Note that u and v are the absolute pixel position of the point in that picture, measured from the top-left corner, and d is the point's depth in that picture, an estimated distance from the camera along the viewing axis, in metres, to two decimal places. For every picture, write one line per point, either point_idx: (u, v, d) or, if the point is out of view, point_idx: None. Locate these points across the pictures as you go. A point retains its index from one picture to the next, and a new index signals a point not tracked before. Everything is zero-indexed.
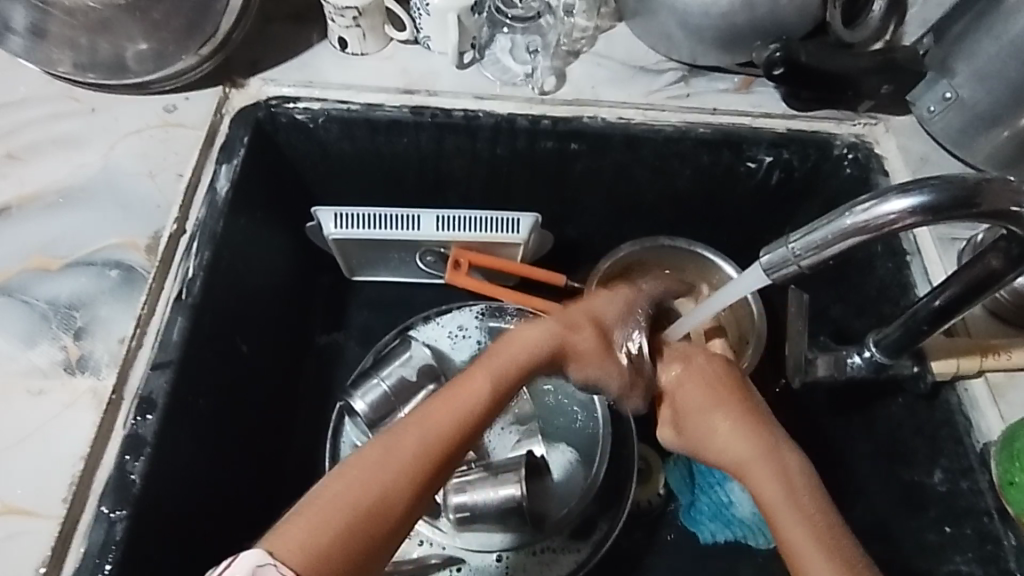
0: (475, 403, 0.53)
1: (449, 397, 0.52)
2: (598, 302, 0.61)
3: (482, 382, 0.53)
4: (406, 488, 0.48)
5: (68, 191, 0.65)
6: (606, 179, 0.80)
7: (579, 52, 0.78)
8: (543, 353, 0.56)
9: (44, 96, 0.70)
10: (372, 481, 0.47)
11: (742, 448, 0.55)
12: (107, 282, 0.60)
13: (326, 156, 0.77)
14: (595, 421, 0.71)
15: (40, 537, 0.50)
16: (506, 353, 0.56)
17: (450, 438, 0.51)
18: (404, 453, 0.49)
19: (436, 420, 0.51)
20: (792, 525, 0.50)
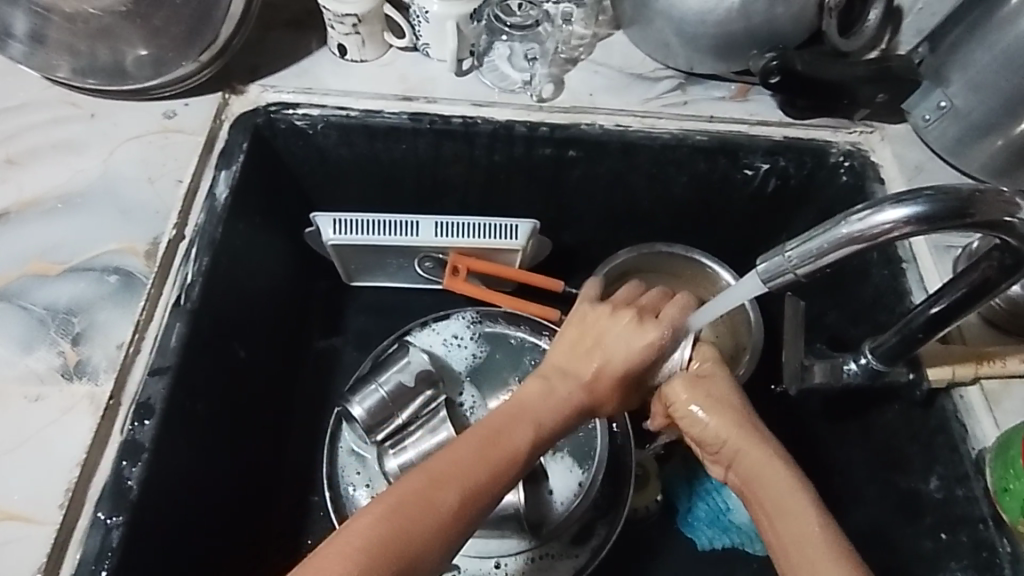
0: (510, 455, 0.52)
1: (483, 443, 0.52)
2: (623, 342, 0.58)
3: (513, 434, 0.54)
4: (441, 539, 0.48)
5: (67, 197, 0.65)
6: (604, 186, 0.81)
7: (577, 59, 0.78)
8: (565, 405, 0.57)
9: (43, 101, 0.70)
10: (405, 528, 0.47)
11: (757, 456, 0.54)
12: (106, 288, 0.60)
13: (325, 162, 0.77)
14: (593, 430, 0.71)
15: (36, 543, 0.49)
16: (532, 404, 0.56)
17: (484, 489, 0.50)
18: (441, 501, 0.48)
19: (473, 469, 0.50)
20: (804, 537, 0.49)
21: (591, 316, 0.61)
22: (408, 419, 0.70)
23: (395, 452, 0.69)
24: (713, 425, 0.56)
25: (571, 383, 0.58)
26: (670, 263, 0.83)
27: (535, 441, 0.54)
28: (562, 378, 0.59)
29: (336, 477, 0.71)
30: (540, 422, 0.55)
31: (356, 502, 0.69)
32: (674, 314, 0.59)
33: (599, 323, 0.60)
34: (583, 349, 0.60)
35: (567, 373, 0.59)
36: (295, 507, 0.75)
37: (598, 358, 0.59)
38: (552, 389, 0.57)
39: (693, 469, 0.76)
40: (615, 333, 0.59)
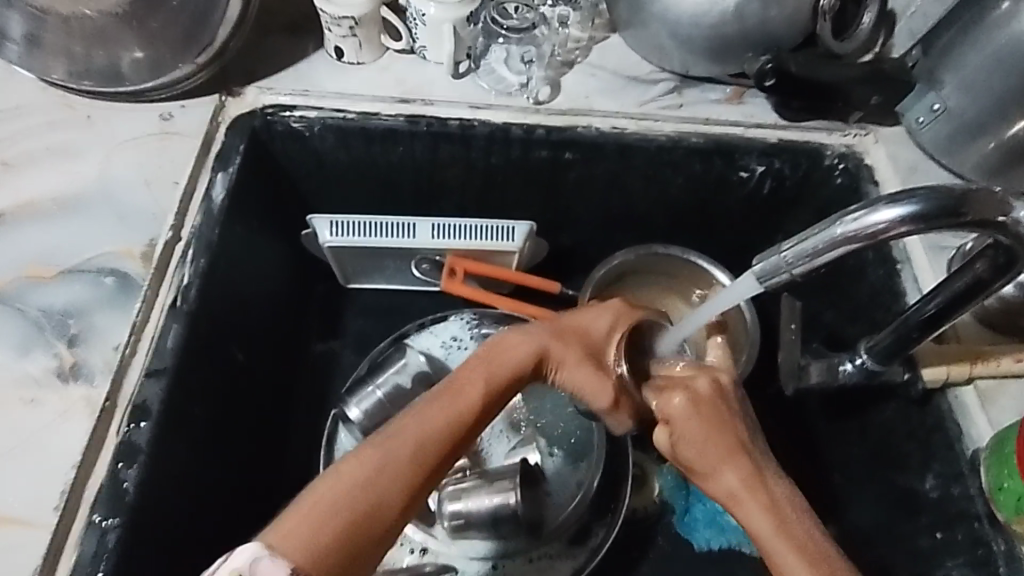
0: (470, 407, 0.52)
1: (444, 396, 0.52)
2: (597, 317, 0.58)
3: (475, 385, 0.53)
4: (407, 484, 0.48)
5: (63, 200, 0.65)
6: (600, 188, 0.81)
7: (573, 62, 0.79)
8: (533, 360, 0.56)
9: (39, 104, 0.70)
10: (368, 477, 0.47)
11: (732, 485, 0.53)
12: (103, 290, 0.60)
13: (322, 164, 0.77)
14: (592, 430, 0.71)
15: (33, 546, 0.49)
16: (496, 357, 0.55)
17: (446, 438, 0.50)
18: (404, 452, 0.49)
19: (433, 421, 0.51)
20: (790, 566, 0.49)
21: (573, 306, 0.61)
22: None
23: None
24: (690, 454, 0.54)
25: (543, 338, 0.56)
26: (667, 265, 0.83)
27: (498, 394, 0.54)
28: (537, 333, 0.57)
29: None
30: (504, 373, 0.54)
31: None
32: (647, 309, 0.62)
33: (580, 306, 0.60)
34: (560, 320, 0.58)
35: (539, 329, 0.57)
36: None
37: (575, 325, 0.58)
38: (521, 339, 0.56)
39: None
40: (594, 312, 0.59)
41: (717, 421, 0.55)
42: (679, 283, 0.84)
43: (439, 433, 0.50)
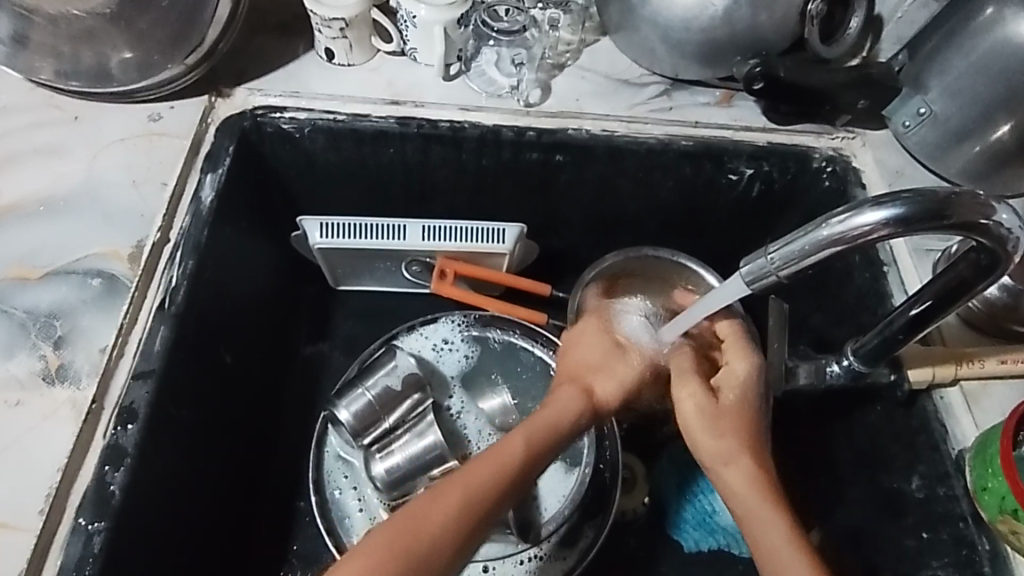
0: (515, 458, 0.54)
1: (489, 455, 0.54)
2: (606, 348, 0.65)
3: (520, 443, 0.55)
4: (454, 543, 0.50)
5: (49, 201, 0.64)
6: (590, 191, 0.81)
7: (563, 65, 0.79)
8: (572, 414, 0.59)
9: (26, 105, 0.70)
10: (417, 535, 0.49)
11: (742, 479, 0.56)
12: (89, 291, 0.59)
13: (311, 164, 0.77)
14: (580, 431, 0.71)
15: (15, 550, 0.48)
16: (534, 415, 0.58)
17: (493, 497, 0.52)
18: (451, 505, 0.51)
19: (480, 480, 0.52)
20: (791, 558, 0.52)
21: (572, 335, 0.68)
22: (395, 422, 0.70)
23: (382, 455, 0.68)
24: (718, 431, 0.57)
25: (572, 386, 0.61)
26: (658, 268, 0.83)
27: (544, 450, 0.56)
28: (566, 384, 0.61)
29: (322, 482, 0.70)
30: (546, 430, 0.57)
31: (343, 506, 0.69)
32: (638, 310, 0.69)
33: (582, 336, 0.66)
34: (576, 362, 0.64)
35: (575, 380, 0.62)
36: (280, 513, 0.74)
37: (591, 362, 0.64)
38: (557, 395, 0.60)
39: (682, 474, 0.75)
40: (596, 339, 0.66)
41: (749, 424, 0.59)
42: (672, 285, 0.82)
43: (478, 480, 0.52)
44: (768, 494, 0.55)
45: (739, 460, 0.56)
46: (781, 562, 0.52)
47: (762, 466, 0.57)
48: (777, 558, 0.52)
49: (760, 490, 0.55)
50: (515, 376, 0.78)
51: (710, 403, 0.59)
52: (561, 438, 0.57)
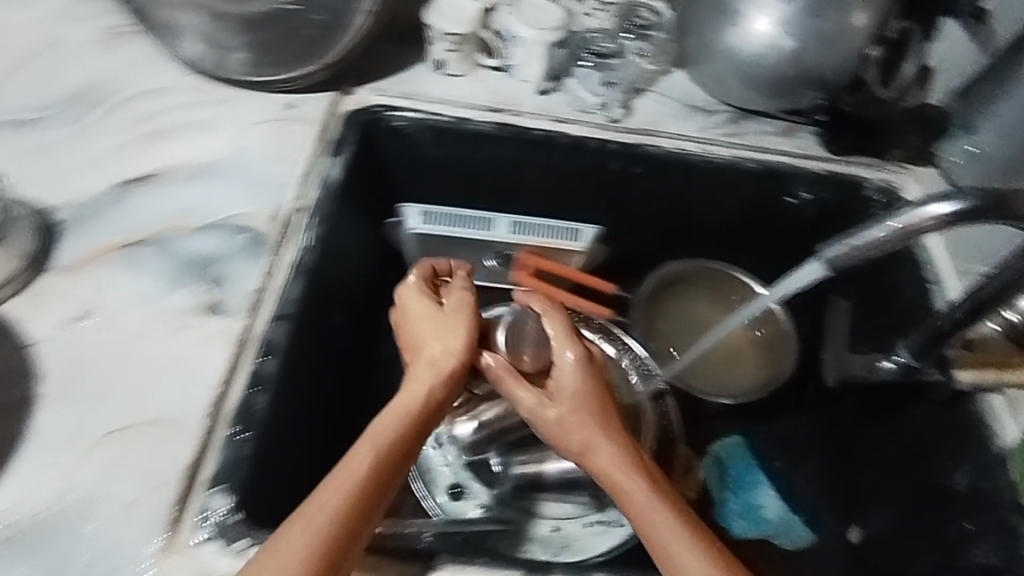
0: (354, 477, 0.52)
1: (349, 464, 0.53)
2: (447, 333, 0.62)
3: (375, 456, 0.53)
4: (346, 550, 0.50)
5: (202, 168, 0.72)
6: (660, 202, 0.90)
7: (643, 90, 0.90)
8: (416, 421, 0.57)
9: (179, 87, 0.78)
10: (303, 551, 0.48)
11: (613, 463, 0.57)
12: (236, 244, 0.67)
13: (416, 160, 0.86)
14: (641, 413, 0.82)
15: (182, 447, 0.54)
16: (380, 424, 0.56)
17: (360, 504, 0.51)
18: (303, 524, 0.49)
19: (351, 487, 0.51)
20: (669, 535, 0.53)
21: (397, 299, 0.65)
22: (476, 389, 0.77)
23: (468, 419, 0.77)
24: (574, 425, 0.60)
25: (419, 391, 0.59)
26: (713, 279, 0.93)
27: (408, 441, 0.56)
28: (425, 364, 0.61)
29: None
30: (394, 442, 0.55)
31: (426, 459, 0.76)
32: (463, 290, 0.66)
33: (418, 311, 0.64)
34: (420, 345, 0.62)
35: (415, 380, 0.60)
36: None
37: (440, 346, 0.62)
38: (413, 387, 0.59)
39: (726, 467, 0.85)
40: (432, 330, 0.63)
41: (595, 404, 0.61)
42: (721, 296, 0.93)
43: (327, 506, 0.50)
44: (641, 473, 0.57)
45: (608, 445, 0.58)
46: (667, 542, 0.53)
47: (628, 443, 0.59)
48: (663, 542, 0.53)
49: (632, 469, 0.57)
50: None
51: (554, 409, 0.61)
52: (421, 426, 0.58)
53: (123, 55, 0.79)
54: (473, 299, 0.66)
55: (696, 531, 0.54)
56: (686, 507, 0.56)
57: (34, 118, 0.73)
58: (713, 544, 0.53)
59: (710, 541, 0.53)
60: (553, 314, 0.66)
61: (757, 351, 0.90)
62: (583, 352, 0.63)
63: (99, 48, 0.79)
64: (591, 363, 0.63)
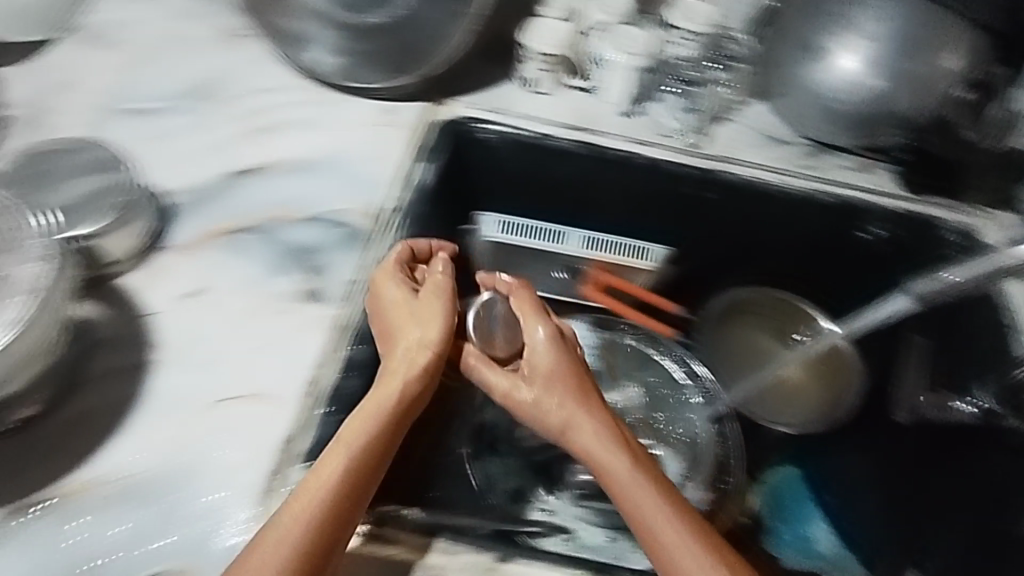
0: (349, 456, 0.52)
1: (330, 456, 0.52)
2: (426, 318, 0.60)
3: (365, 435, 0.54)
4: (338, 535, 0.50)
5: (306, 164, 0.77)
6: (734, 228, 0.90)
7: (723, 119, 0.92)
8: (402, 403, 0.57)
9: (286, 88, 0.83)
10: (303, 528, 0.48)
11: (598, 442, 0.59)
12: (335, 237, 0.71)
13: (500, 171, 0.88)
14: (701, 434, 0.84)
15: (281, 420, 0.58)
16: (370, 404, 0.56)
17: (356, 482, 0.52)
18: (304, 501, 0.50)
19: (335, 480, 0.51)
20: (655, 514, 0.55)
21: (376, 287, 0.62)
22: None
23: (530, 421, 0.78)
24: (556, 406, 0.61)
25: (401, 375, 0.58)
26: (778, 308, 0.94)
27: (388, 433, 0.55)
28: (405, 352, 0.59)
29: (482, 438, 0.79)
30: (383, 423, 0.55)
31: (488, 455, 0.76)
32: (441, 273, 0.63)
33: (393, 293, 0.61)
34: (396, 331, 0.60)
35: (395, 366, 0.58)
36: None
37: (419, 328, 0.59)
38: (390, 380, 0.57)
39: (780, 499, 0.85)
40: (414, 311, 0.60)
41: (569, 380, 0.63)
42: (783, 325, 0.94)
43: (323, 483, 0.50)
44: (624, 451, 0.59)
45: (590, 422, 0.60)
46: (654, 522, 0.54)
47: (609, 420, 0.61)
48: (651, 521, 0.55)
49: (616, 447, 0.59)
50: (649, 382, 0.88)
51: (530, 389, 0.63)
52: (402, 419, 0.56)
53: (236, 55, 0.85)
54: (448, 280, 0.63)
55: (682, 509, 0.55)
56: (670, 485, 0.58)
57: (156, 107, 0.79)
58: (698, 521, 0.55)
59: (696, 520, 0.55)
60: (521, 297, 0.69)
61: (813, 393, 0.90)
62: (554, 327, 0.66)
63: (216, 48, 0.85)
64: (565, 342, 0.65)
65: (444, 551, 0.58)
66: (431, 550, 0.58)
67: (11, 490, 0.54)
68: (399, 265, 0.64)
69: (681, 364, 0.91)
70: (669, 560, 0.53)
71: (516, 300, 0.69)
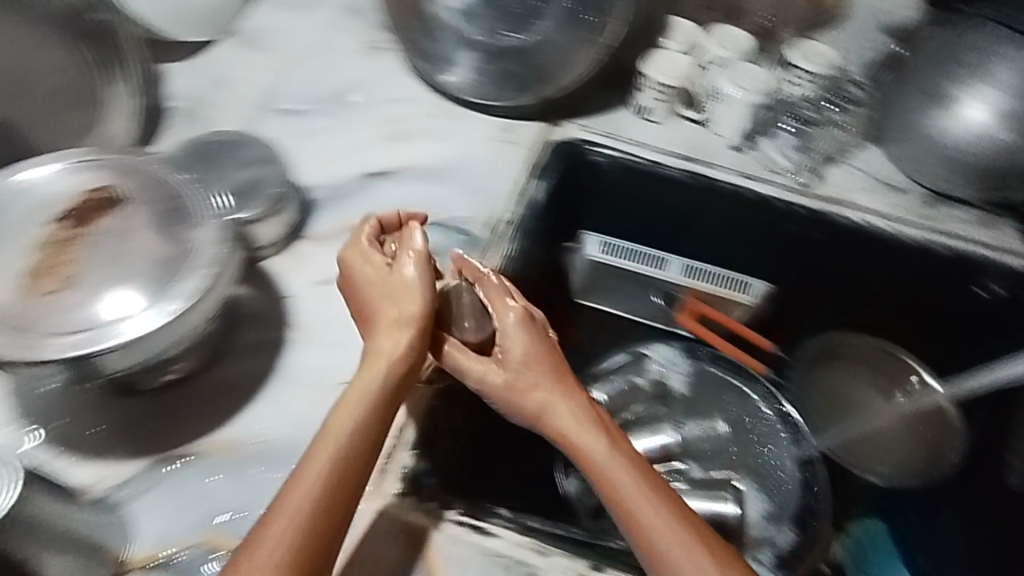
0: (340, 444, 0.52)
1: (323, 444, 0.52)
2: (404, 299, 0.59)
3: (353, 420, 0.53)
4: (337, 524, 0.49)
5: (432, 172, 0.82)
6: (837, 270, 0.89)
7: (837, 161, 0.91)
8: (388, 389, 0.56)
9: (417, 100, 0.89)
10: (298, 518, 0.48)
11: (575, 424, 0.58)
12: (457, 242, 0.77)
13: (605, 194, 0.91)
14: (788, 476, 0.83)
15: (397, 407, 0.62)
16: (355, 386, 0.55)
17: (347, 468, 0.51)
18: (296, 488, 0.49)
19: (324, 470, 0.50)
20: (638, 500, 0.53)
21: (350, 264, 0.61)
22: (634, 415, 0.87)
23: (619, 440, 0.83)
24: (534, 390, 0.60)
25: (381, 360, 0.56)
26: (875, 356, 0.92)
27: (378, 420, 0.54)
28: (386, 332, 0.58)
29: None
30: (369, 407, 0.54)
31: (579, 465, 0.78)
32: (420, 244, 0.61)
33: (369, 271, 0.60)
34: (376, 310, 0.59)
35: (376, 353, 0.57)
36: None
37: (397, 310, 0.58)
38: (372, 364, 0.56)
39: (863, 552, 0.83)
40: (390, 291, 0.59)
41: (543, 362, 0.61)
42: (879, 375, 0.92)
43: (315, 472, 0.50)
44: (600, 432, 0.58)
45: (566, 404, 0.59)
46: (638, 507, 0.53)
47: (583, 400, 0.60)
48: (634, 506, 0.53)
49: (592, 429, 0.58)
50: (737, 416, 0.88)
51: (503, 373, 0.61)
52: (389, 410, 0.55)
53: (374, 67, 0.91)
54: (426, 256, 0.61)
55: (663, 493, 0.54)
56: (649, 467, 0.57)
57: (302, 109, 0.86)
58: (681, 506, 0.54)
59: (678, 505, 0.54)
60: (487, 279, 0.65)
61: (912, 451, 0.87)
62: (525, 309, 0.64)
63: (357, 59, 0.92)
64: (537, 327, 0.64)
65: (542, 552, 0.59)
66: (529, 547, 0.59)
67: (162, 441, 0.60)
68: (371, 240, 0.62)
69: (771, 399, 0.90)
70: (655, 549, 0.51)
71: (483, 284, 0.64)
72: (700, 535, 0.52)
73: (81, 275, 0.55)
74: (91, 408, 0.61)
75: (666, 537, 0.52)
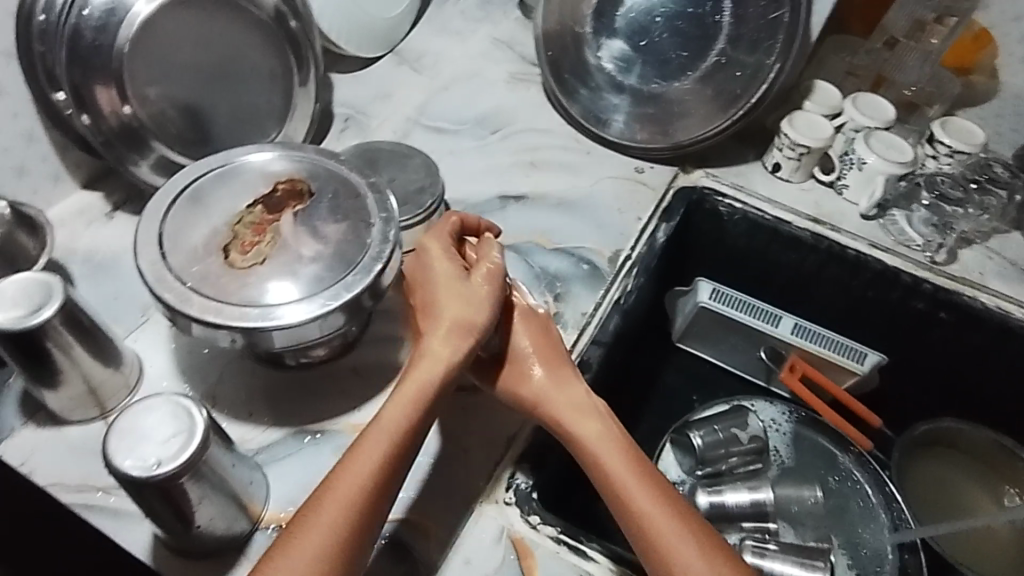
0: (390, 437, 0.54)
1: (369, 439, 0.54)
2: (473, 307, 0.60)
3: (408, 417, 0.55)
4: (378, 516, 0.52)
5: (563, 201, 0.86)
6: (960, 353, 0.86)
7: (972, 242, 0.88)
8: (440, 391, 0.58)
9: (557, 133, 0.93)
10: (348, 503, 0.50)
11: (589, 428, 0.60)
12: (581, 271, 0.80)
13: (722, 242, 0.93)
14: (882, 556, 0.81)
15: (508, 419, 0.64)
16: (407, 383, 0.57)
17: (398, 460, 0.54)
18: (345, 472, 0.52)
19: (375, 459, 0.53)
20: (647, 503, 0.55)
21: (428, 260, 0.63)
22: (725, 468, 0.87)
23: (710, 491, 0.83)
24: (552, 393, 0.62)
25: (439, 363, 0.58)
26: (988, 451, 0.87)
27: (421, 419, 0.56)
28: (443, 337, 0.59)
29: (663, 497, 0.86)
30: (422, 404, 0.56)
31: None
32: (496, 260, 0.63)
33: (442, 273, 0.62)
34: (438, 311, 0.61)
35: (434, 356, 0.59)
36: None
37: (463, 314, 0.60)
38: (431, 364, 0.58)
39: None
40: (450, 295, 0.61)
41: (557, 366, 0.64)
42: (984, 468, 0.88)
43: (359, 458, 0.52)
44: (613, 437, 0.59)
45: (581, 408, 0.61)
46: (647, 509, 0.55)
47: (597, 403, 0.62)
48: (643, 508, 0.55)
49: (606, 435, 0.60)
50: (832, 485, 0.88)
51: (524, 377, 0.64)
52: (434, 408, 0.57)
53: (519, 98, 0.97)
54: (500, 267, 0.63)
55: (670, 498, 0.56)
56: (657, 472, 0.58)
57: (451, 128, 0.92)
58: (687, 511, 0.56)
59: (684, 510, 0.55)
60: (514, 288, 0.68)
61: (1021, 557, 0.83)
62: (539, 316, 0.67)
63: (504, 88, 0.98)
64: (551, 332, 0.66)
65: None
66: None
67: (300, 413, 0.66)
68: (448, 241, 0.65)
69: (874, 477, 0.87)
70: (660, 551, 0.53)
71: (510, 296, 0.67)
72: (707, 541, 0.53)
73: (264, 252, 0.62)
74: (246, 373, 0.68)
75: (673, 540, 0.53)
